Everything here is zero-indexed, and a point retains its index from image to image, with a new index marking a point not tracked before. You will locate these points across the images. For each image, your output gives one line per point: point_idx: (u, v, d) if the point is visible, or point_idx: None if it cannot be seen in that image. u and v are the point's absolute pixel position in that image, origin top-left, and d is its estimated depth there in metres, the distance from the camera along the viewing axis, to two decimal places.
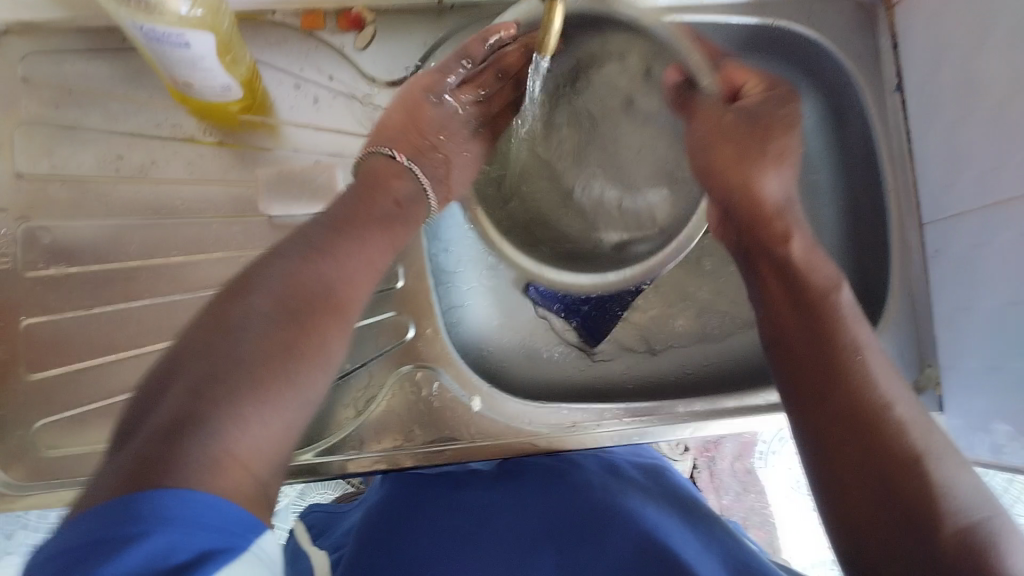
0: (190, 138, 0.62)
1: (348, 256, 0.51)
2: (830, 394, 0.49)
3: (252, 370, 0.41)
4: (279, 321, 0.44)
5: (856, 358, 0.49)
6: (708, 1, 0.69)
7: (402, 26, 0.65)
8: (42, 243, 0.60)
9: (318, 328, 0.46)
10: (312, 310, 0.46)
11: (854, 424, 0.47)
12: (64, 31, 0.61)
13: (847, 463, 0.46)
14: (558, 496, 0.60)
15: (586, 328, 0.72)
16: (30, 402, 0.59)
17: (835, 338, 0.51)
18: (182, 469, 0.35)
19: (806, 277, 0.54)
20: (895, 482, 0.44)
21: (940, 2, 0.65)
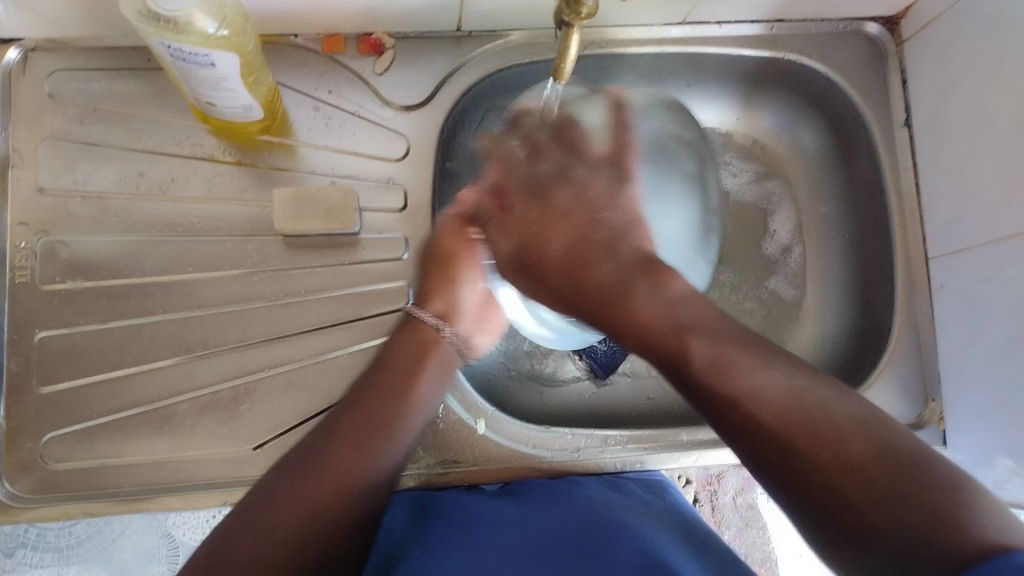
0: (208, 156, 0.63)
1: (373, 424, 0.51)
2: (738, 428, 0.41)
3: (315, 463, 0.48)
4: (352, 419, 0.50)
5: (754, 406, 0.40)
6: (721, 34, 0.71)
7: (420, 53, 0.66)
8: (60, 256, 0.61)
9: (390, 411, 0.52)
10: (383, 390, 0.53)
11: (849, 506, 0.36)
12: (90, 50, 0.62)
13: (797, 481, 0.38)
14: (558, 508, 0.59)
15: (596, 362, 0.72)
16: (40, 414, 0.59)
17: (666, 317, 0.45)
18: None
19: (652, 340, 0.45)
20: (837, 488, 0.36)
21: (951, 40, 0.66)
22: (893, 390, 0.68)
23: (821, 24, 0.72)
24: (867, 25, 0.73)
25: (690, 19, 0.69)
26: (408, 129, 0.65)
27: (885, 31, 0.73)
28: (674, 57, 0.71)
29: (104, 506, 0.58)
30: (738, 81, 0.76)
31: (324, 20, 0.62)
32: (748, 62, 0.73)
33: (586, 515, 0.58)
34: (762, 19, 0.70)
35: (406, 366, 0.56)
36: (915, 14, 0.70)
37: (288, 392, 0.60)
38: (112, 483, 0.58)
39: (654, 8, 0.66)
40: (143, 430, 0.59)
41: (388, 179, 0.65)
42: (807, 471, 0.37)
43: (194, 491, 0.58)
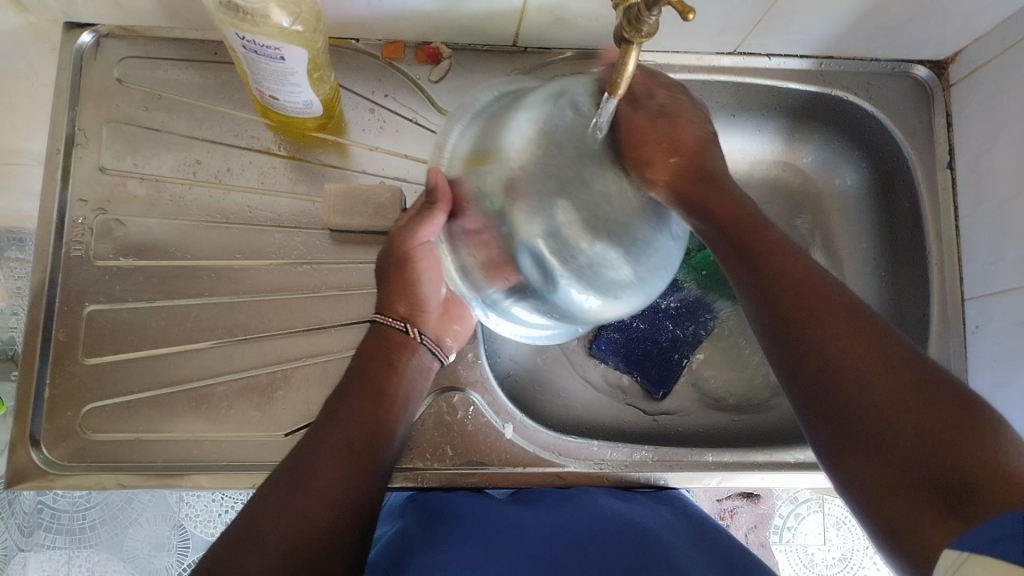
0: (264, 149, 0.65)
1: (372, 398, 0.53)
2: (808, 340, 0.43)
3: (332, 440, 0.49)
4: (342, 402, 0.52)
5: (816, 309, 0.44)
6: (770, 66, 0.72)
7: (476, 64, 0.68)
8: (115, 234, 0.63)
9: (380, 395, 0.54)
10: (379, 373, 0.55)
11: (891, 430, 0.39)
12: (159, 39, 0.65)
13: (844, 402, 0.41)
14: (571, 510, 0.60)
15: (649, 380, 0.73)
16: (83, 386, 0.60)
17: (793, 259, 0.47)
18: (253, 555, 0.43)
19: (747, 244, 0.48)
20: (895, 421, 0.39)
21: (999, 87, 0.66)
22: None
23: (870, 63, 0.73)
24: (916, 67, 0.74)
25: (741, 49, 0.70)
26: None
27: (933, 75, 0.73)
28: (722, 85, 0.72)
29: (136, 480, 0.59)
30: (783, 114, 0.77)
31: (386, 25, 0.64)
32: (795, 95, 0.74)
33: (601, 514, 0.59)
34: (812, 55, 0.72)
35: (396, 347, 0.57)
36: (964, 59, 0.71)
37: (323, 383, 0.61)
38: (145, 457, 0.59)
39: (707, 36, 0.67)
40: (180, 409, 0.60)
41: None
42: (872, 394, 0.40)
43: (224, 472, 0.59)
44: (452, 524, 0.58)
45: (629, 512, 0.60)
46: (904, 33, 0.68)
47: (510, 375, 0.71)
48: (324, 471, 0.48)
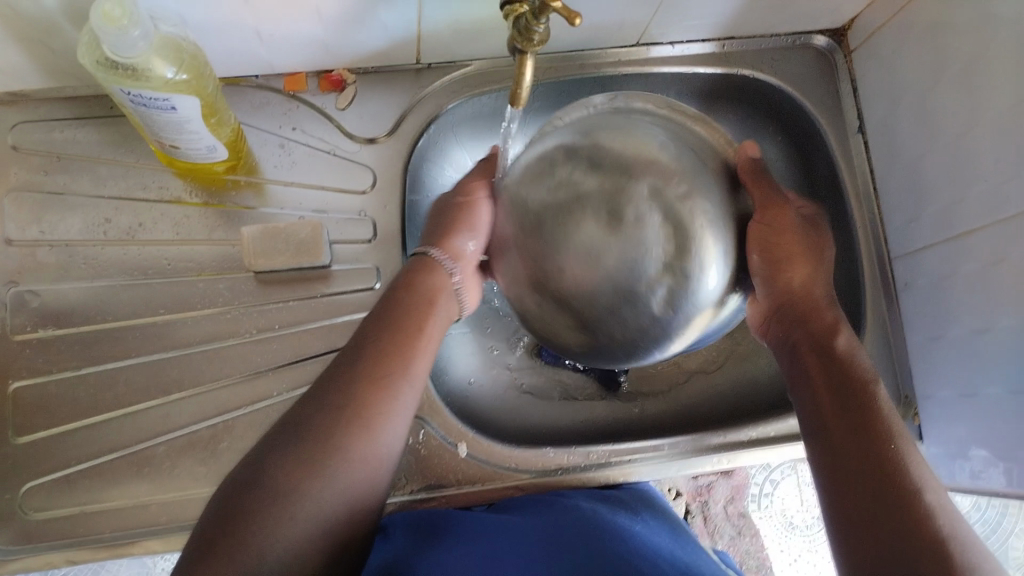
0: (176, 198, 0.64)
1: (406, 338, 0.52)
2: (851, 451, 0.46)
3: (322, 427, 0.46)
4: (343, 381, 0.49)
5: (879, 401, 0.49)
6: (675, 53, 0.73)
7: (382, 86, 0.67)
8: (31, 306, 0.61)
9: (382, 379, 0.50)
10: (384, 350, 0.51)
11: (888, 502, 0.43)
12: (51, 100, 0.63)
13: (862, 504, 0.44)
14: (546, 513, 0.59)
15: (604, 377, 0.75)
16: (17, 465, 0.59)
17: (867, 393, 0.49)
18: (259, 498, 0.43)
19: (850, 363, 0.51)
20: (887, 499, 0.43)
21: (896, 49, 0.68)
22: None
23: (771, 39, 0.74)
24: (815, 38, 0.75)
25: (644, 41, 0.71)
26: (374, 161, 0.66)
27: (833, 43, 0.75)
28: (631, 77, 0.72)
29: (85, 555, 0.57)
30: (695, 98, 0.77)
31: (284, 59, 0.63)
32: (702, 79, 0.75)
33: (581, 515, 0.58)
34: (714, 37, 0.72)
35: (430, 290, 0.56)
36: (860, 25, 0.72)
37: (266, 429, 0.60)
38: (92, 530, 0.58)
39: (608, 32, 0.67)
40: (121, 475, 0.59)
41: (356, 210, 0.66)
42: (890, 508, 0.43)
43: (175, 533, 0.58)
44: (431, 536, 0.57)
45: (604, 512, 0.60)
46: (799, 6, 0.69)
47: (457, 392, 0.71)
48: (308, 462, 0.44)
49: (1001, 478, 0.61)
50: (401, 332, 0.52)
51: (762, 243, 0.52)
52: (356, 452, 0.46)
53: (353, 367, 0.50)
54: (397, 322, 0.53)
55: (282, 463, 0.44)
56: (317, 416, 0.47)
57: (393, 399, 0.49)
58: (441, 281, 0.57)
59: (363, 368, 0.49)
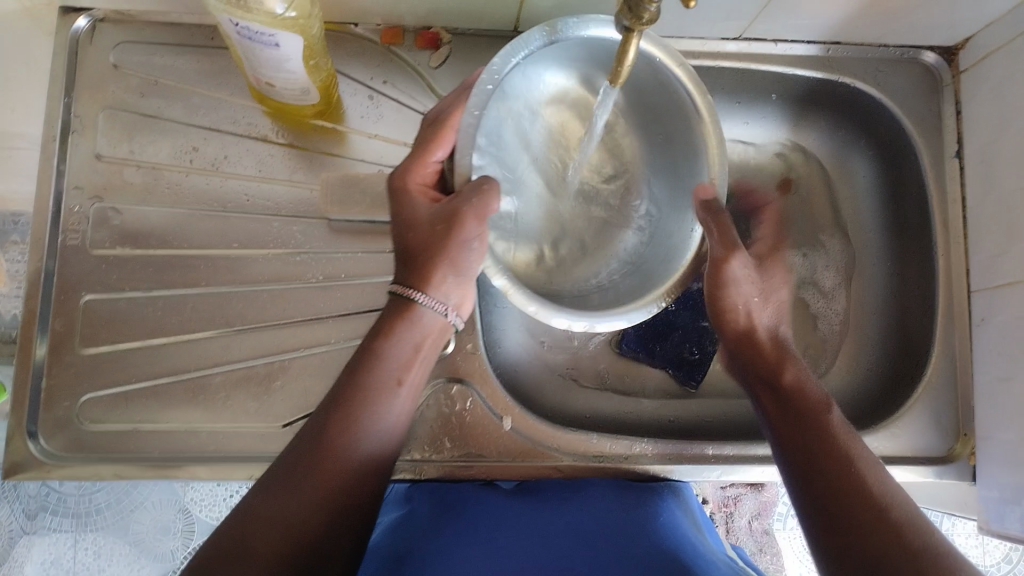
0: (261, 136, 0.64)
1: (374, 375, 0.49)
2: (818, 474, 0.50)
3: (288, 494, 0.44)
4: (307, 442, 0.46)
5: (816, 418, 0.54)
6: (776, 52, 0.71)
7: (477, 50, 0.67)
8: (111, 223, 0.62)
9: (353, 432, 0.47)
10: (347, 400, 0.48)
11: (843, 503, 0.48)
12: (156, 24, 0.64)
13: (843, 522, 0.47)
14: (573, 504, 0.61)
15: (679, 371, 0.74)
16: (80, 375, 0.60)
17: (828, 420, 0.53)
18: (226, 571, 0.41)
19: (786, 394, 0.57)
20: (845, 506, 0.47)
21: (1009, 75, 0.65)
22: (924, 423, 0.68)
23: (878, 49, 0.72)
24: (925, 54, 0.72)
25: (746, 35, 0.69)
26: None
27: (942, 61, 0.72)
28: (727, 71, 0.71)
29: (134, 471, 0.59)
30: (788, 100, 0.76)
31: (385, 11, 0.63)
32: (800, 82, 0.73)
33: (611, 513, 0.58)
34: (820, 41, 0.70)
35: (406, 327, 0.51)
36: (974, 45, 0.70)
37: (321, 373, 0.61)
38: (143, 447, 0.59)
39: (711, 22, 0.66)
40: (177, 400, 0.60)
41: None
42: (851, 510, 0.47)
43: (222, 462, 0.59)
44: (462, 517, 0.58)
45: (629, 506, 0.61)
46: (914, 18, 0.66)
47: (509, 365, 0.71)
48: (261, 545, 0.42)
49: None
50: (370, 384, 0.49)
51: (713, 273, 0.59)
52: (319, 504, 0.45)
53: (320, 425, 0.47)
54: (364, 370, 0.49)
55: (252, 538, 0.42)
56: (284, 482, 0.45)
57: (357, 437, 0.47)
58: (422, 324, 0.51)
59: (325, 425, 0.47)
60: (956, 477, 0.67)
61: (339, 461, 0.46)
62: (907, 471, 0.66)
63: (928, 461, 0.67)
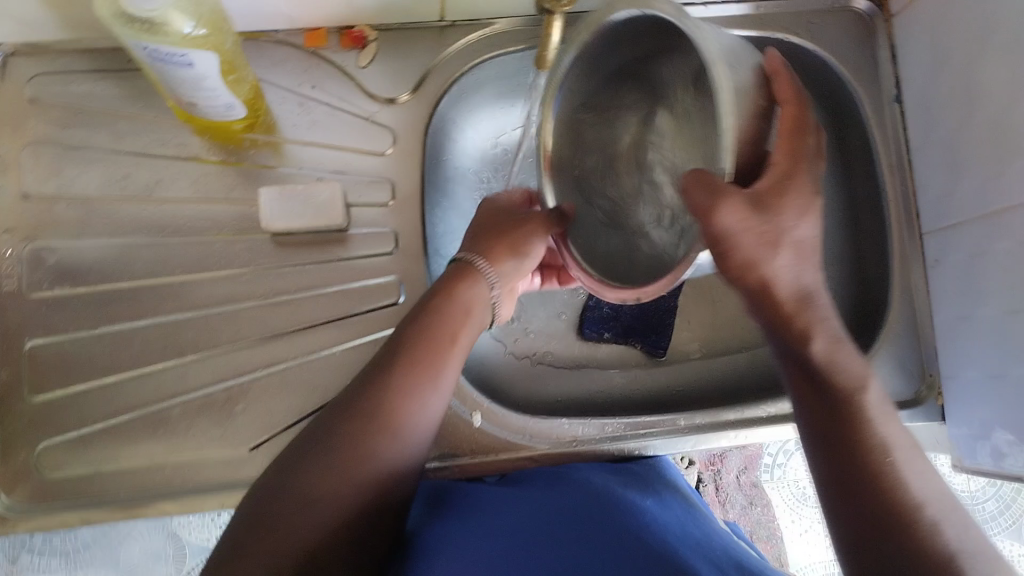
0: (193, 156, 0.62)
1: (446, 317, 0.53)
2: (841, 455, 0.45)
3: (319, 481, 0.44)
4: (341, 425, 0.47)
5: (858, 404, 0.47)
6: (708, 15, 0.70)
7: (405, 44, 0.65)
8: (48, 263, 0.60)
9: (385, 425, 0.47)
10: (379, 393, 0.48)
11: (866, 497, 0.43)
12: (69, 52, 0.62)
13: (865, 513, 0.43)
14: (555, 489, 0.59)
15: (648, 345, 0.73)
16: (35, 423, 0.59)
17: (872, 453, 0.44)
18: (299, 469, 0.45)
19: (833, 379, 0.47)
20: (868, 502, 0.43)
21: (939, 15, 0.65)
22: (889, 368, 0.68)
23: (809, 2, 0.72)
24: (854, 2, 0.72)
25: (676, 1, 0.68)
26: (394, 122, 0.65)
27: (873, 7, 0.72)
28: None
29: (103, 513, 0.57)
30: None
31: (305, 14, 0.61)
32: None
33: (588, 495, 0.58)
34: None
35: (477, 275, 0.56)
36: None
37: (283, 392, 0.60)
38: (110, 488, 0.58)
39: None
40: (139, 435, 0.59)
41: (375, 173, 0.64)
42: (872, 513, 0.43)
43: (191, 494, 0.58)
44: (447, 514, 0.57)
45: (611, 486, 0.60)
46: None
47: (472, 359, 0.70)
48: (331, 451, 0.46)
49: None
50: (435, 333, 0.52)
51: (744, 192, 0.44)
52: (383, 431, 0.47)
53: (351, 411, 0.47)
54: (436, 316, 0.53)
55: (277, 519, 0.42)
56: (315, 465, 0.45)
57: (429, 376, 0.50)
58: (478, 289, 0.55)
59: (360, 415, 0.47)
60: (926, 418, 0.68)
61: (394, 410, 0.48)
62: None
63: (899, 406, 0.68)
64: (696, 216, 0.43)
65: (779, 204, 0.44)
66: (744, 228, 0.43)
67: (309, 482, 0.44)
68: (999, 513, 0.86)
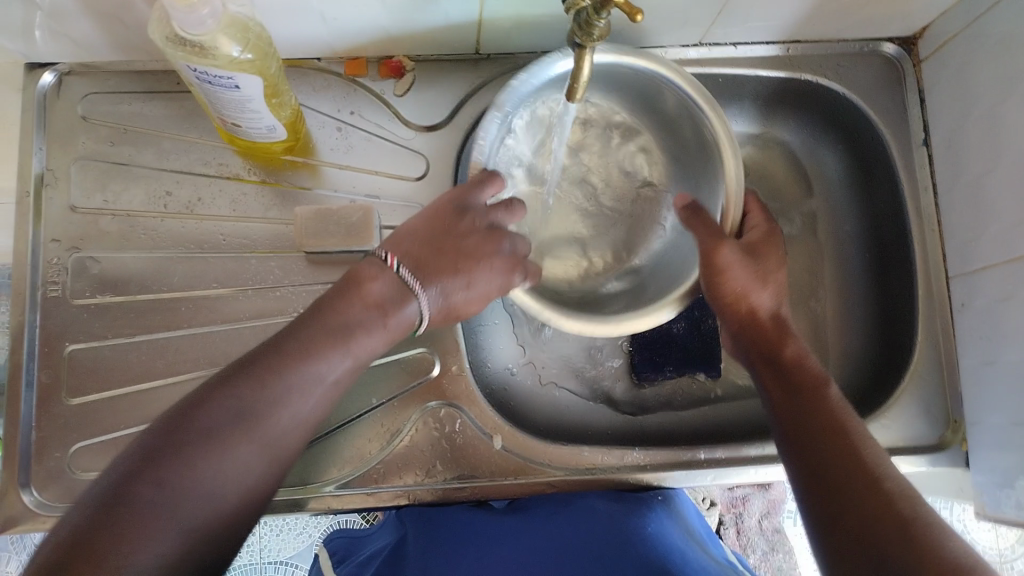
0: (234, 175, 0.65)
1: (306, 352, 0.50)
2: (828, 446, 0.52)
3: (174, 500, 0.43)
4: (229, 411, 0.46)
5: (832, 401, 0.55)
6: (737, 55, 0.71)
7: (439, 74, 0.68)
8: (91, 272, 0.63)
9: (237, 438, 0.46)
10: (232, 415, 0.46)
11: (839, 475, 0.50)
12: (122, 74, 0.65)
13: (845, 495, 0.49)
14: (556, 522, 0.62)
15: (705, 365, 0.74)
16: (70, 425, 0.61)
17: (851, 447, 0.51)
18: (152, 487, 0.42)
19: (799, 367, 0.57)
20: (855, 489, 0.49)
21: (967, 60, 0.66)
22: (913, 412, 0.68)
23: (838, 45, 0.72)
24: (885, 45, 0.73)
25: (706, 41, 0.70)
26: (427, 149, 0.67)
27: (902, 51, 0.73)
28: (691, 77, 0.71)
29: None
30: (753, 102, 0.76)
31: (346, 44, 0.64)
32: (764, 82, 0.73)
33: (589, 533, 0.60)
34: (779, 40, 0.71)
35: (348, 316, 0.53)
36: (931, 35, 0.70)
37: None
38: None
39: (670, 32, 0.67)
40: None
41: (407, 198, 0.66)
42: (867, 503, 0.47)
43: None
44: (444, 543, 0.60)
45: (613, 517, 0.62)
46: (870, 9, 0.66)
47: (495, 383, 0.71)
48: (174, 481, 0.43)
49: None
50: (295, 341, 0.51)
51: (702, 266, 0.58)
52: (212, 490, 0.44)
53: (217, 399, 0.47)
54: (291, 339, 0.50)
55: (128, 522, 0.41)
56: (188, 456, 0.44)
57: (272, 403, 0.48)
58: (394, 309, 0.54)
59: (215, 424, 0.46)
60: (949, 465, 0.68)
61: (228, 455, 0.45)
62: (899, 460, 0.67)
63: (920, 450, 0.68)
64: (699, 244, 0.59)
65: (763, 262, 0.60)
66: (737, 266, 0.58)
67: (147, 491, 0.42)
68: None
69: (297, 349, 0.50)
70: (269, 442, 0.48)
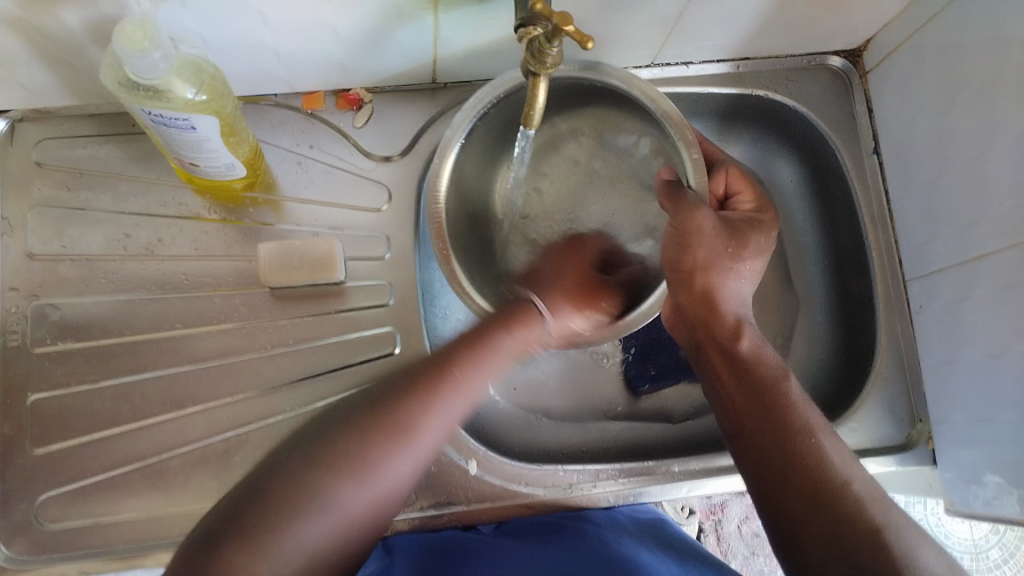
0: (194, 215, 0.64)
1: (451, 376, 0.49)
2: (779, 449, 0.52)
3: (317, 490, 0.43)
4: (372, 417, 0.46)
5: (785, 396, 0.55)
6: (689, 74, 0.73)
7: (397, 104, 0.68)
8: (51, 319, 0.62)
9: (387, 448, 0.45)
10: (391, 419, 0.46)
11: (793, 483, 0.50)
12: (74, 118, 0.64)
13: (806, 507, 0.49)
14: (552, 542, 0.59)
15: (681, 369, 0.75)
16: (35, 476, 0.60)
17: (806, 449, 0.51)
18: (304, 486, 0.42)
19: (757, 369, 0.57)
20: (811, 496, 0.49)
21: (911, 70, 0.68)
22: (878, 414, 0.70)
23: (787, 60, 0.74)
24: (831, 58, 0.75)
25: (658, 61, 0.71)
26: (388, 179, 0.67)
27: (849, 63, 0.75)
28: None
29: (101, 565, 0.58)
30: (708, 118, 0.78)
31: (302, 79, 0.64)
32: (718, 99, 0.75)
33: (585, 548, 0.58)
34: (729, 58, 0.73)
35: (502, 354, 0.52)
36: (875, 47, 0.72)
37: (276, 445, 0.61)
38: (111, 540, 0.59)
39: (622, 54, 0.68)
40: (138, 490, 0.60)
41: (370, 229, 0.66)
42: (829, 511, 0.48)
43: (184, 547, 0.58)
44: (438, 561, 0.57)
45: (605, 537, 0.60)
46: (817, 25, 0.68)
47: (468, 408, 0.71)
48: (328, 471, 0.43)
49: (1015, 504, 0.61)
50: (449, 364, 0.50)
51: (673, 244, 0.59)
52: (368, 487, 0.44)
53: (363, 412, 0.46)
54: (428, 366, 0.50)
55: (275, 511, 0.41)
56: (344, 453, 0.44)
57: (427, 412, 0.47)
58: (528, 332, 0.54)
59: (359, 422, 0.45)
60: (917, 463, 0.69)
61: (386, 450, 0.45)
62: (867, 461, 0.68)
63: (888, 450, 0.69)
64: (671, 221, 0.59)
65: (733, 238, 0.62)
66: (707, 234, 0.58)
67: (296, 485, 0.42)
68: (1004, 561, 0.82)
69: (441, 368, 0.49)
70: (418, 450, 0.47)
